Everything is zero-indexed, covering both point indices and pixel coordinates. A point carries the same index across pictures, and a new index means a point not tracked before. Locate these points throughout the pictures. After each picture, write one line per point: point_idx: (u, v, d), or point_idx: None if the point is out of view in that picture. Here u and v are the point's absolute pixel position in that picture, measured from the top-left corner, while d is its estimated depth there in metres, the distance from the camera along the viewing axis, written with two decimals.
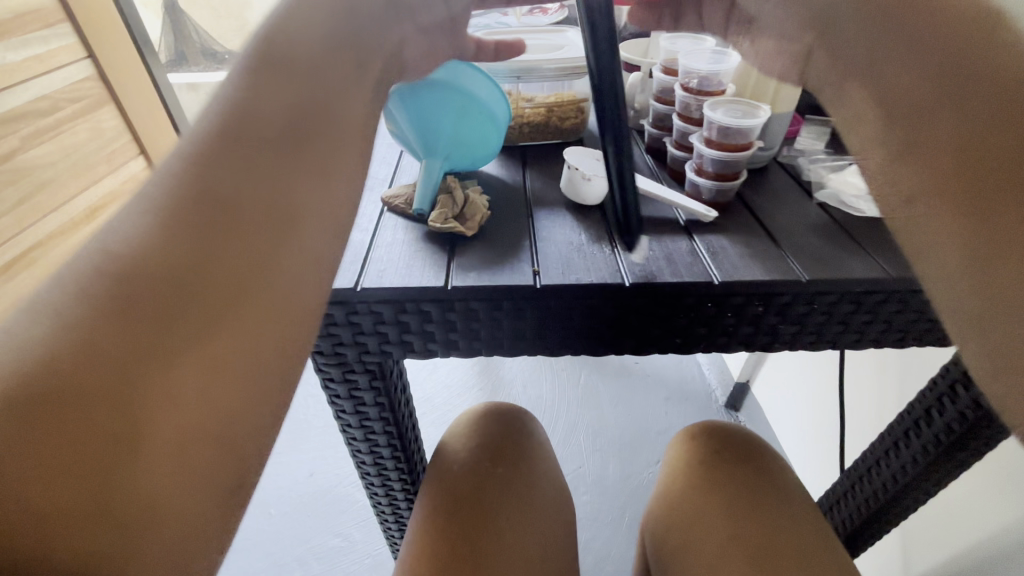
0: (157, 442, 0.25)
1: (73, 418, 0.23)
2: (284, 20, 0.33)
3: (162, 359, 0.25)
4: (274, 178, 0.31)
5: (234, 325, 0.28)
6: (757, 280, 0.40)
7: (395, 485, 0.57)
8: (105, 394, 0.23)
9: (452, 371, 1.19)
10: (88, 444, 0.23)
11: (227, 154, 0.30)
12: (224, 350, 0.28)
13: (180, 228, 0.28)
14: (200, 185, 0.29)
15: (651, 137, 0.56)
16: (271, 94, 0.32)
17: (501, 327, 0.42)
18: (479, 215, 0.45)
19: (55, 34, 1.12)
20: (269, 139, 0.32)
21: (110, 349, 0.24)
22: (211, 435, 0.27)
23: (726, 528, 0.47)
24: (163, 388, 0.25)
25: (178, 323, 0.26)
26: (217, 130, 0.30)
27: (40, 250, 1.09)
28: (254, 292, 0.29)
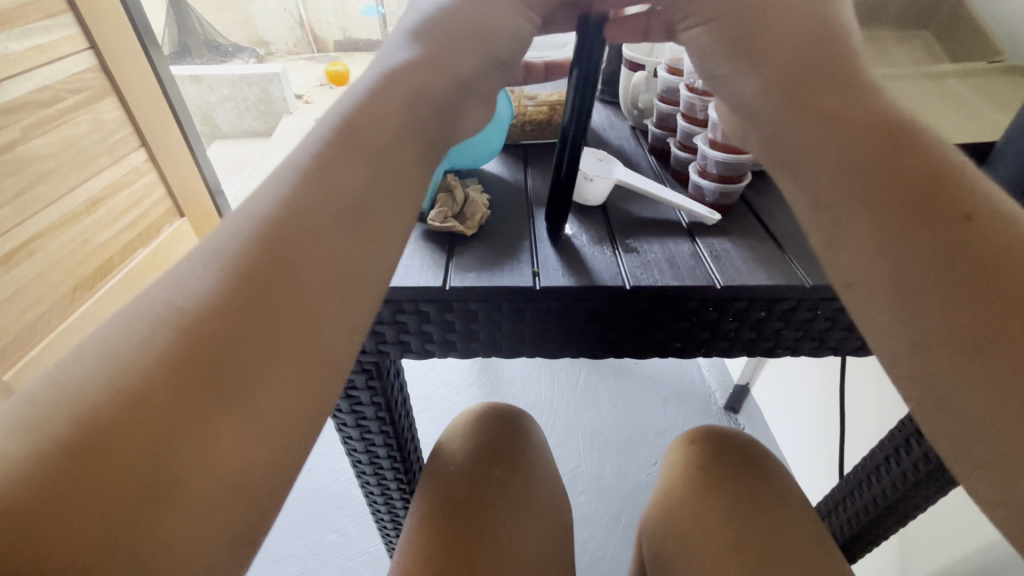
0: (188, 486, 0.24)
1: (114, 460, 0.23)
2: (361, 96, 0.34)
3: (212, 383, 0.26)
4: (332, 218, 0.31)
5: (277, 367, 0.27)
6: (760, 285, 0.39)
7: (391, 483, 0.56)
8: (144, 437, 0.24)
9: (450, 369, 1.19)
10: (122, 486, 0.23)
11: (310, 193, 0.31)
12: (264, 391, 0.27)
13: (257, 261, 0.28)
14: (261, 233, 0.29)
15: (654, 138, 0.56)
16: (343, 148, 0.32)
17: (501, 329, 0.41)
18: (480, 215, 0.45)
19: (58, 25, 1.11)
20: (330, 193, 0.31)
21: (155, 392, 0.24)
22: (240, 478, 0.25)
23: (726, 536, 0.46)
24: (200, 429, 0.25)
25: (221, 363, 0.26)
26: (293, 177, 0.31)
27: (40, 241, 1.08)
28: (301, 334, 0.28)
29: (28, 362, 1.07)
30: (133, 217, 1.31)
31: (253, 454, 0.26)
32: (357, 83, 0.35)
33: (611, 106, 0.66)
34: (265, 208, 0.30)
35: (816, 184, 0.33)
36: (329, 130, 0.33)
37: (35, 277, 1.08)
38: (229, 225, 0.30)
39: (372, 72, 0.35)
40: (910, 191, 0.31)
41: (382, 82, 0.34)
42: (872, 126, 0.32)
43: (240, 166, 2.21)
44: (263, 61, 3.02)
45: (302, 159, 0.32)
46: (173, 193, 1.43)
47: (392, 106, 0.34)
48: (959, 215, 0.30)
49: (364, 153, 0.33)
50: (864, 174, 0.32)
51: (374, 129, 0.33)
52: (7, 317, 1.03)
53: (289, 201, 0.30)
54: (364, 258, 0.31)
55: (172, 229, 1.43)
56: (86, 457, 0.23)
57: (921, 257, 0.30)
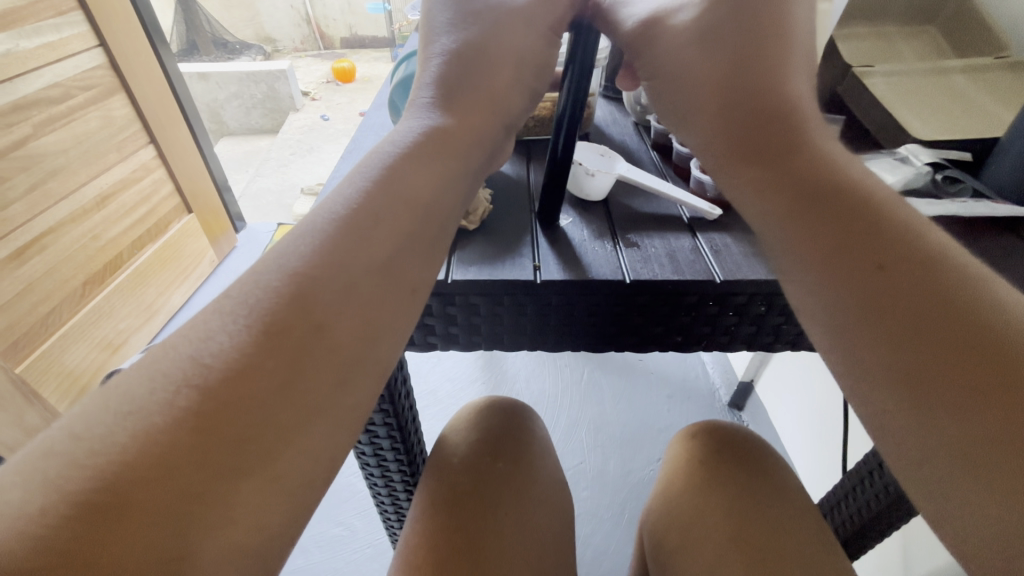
0: (214, 530, 0.23)
1: (139, 517, 0.22)
2: (409, 146, 0.36)
3: (240, 419, 0.25)
4: (365, 263, 0.31)
5: (303, 418, 0.27)
6: (759, 279, 0.39)
7: (395, 476, 0.57)
8: (172, 493, 0.22)
9: (455, 364, 1.20)
10: (146, 543, 0.21)
11: (346, 235, 0.31)
12: (289, 443, 0.26)
13: (290, 296, 0.28)
14: (295, 279, 0.29)
15: (657, 133, 0.56)
16: (382, 197, 0.33)
17: (502, 322, 0.42)
18: (482, 209, 0.45)
19: (68, 22, 1.12)
20: (379, 236, 0.32)
21: (182, 444, 0.23)
22: (257, 534, 0.24)
23: (727, 529, 0.47)
24: (227, 481, 0.24)
25: (248, 413, 0.25)
26: (330, 215, 0.32)
27: (51, 236, 1.10)
28: (327, 381, 0.28)
29: (40, 356, 1.09)
30: (141, 213, 1.33)
31: (274, 509, 0.25)
32: (402, 129, 0.38)
33: (614, 102, 0.66)
34: (301, 254, 0.30)
35: (763, 222, 0.35)
36: (370, 180, 0.34)
37: (46, 272, 1.09)
38: (259, 264, 0.30)
39: (413, 124, 0.38)
40: (838, 233, 0.32)
41: (427, 140, 0.37)
42: (806, 172, 0.34)
43: (247, 162, 2.23)
44: (269, 58, 3.04)
45: (340, 210, 0.32)
46: (181, 190, 1.44)
47: (430, 153, 0.36)
48: (871, 264, 0.30)
49: (405, 201, 0.34)
50: (802, 212, 0.33)
51: (411, 178, 0.35)
52: (20, 311, 1.04)
53: (326, 249, 0.30)
54: (398, 309, 0.32)
55: (180, 225, 1.45)
56: (110, 514, 0.21)
57: (849, 298, 0.30)
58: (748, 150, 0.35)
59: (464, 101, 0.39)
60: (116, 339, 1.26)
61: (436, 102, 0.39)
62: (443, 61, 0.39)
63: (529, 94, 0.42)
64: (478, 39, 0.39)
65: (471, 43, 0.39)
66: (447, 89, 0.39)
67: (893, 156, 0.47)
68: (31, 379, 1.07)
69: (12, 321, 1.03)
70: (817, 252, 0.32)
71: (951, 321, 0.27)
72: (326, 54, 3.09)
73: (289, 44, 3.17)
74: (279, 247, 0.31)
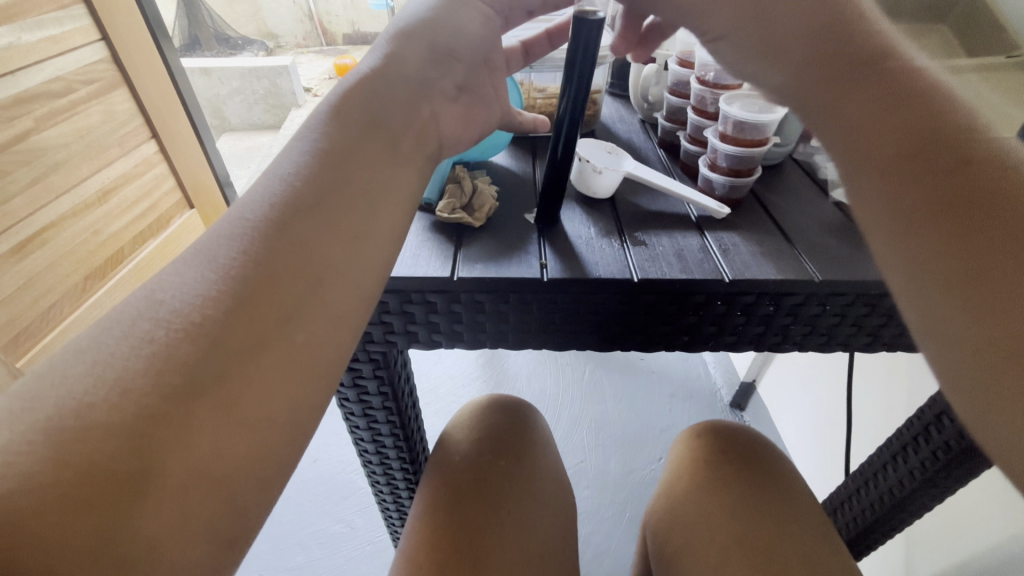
0: (168, 486, 0.23)
1: (82, 463, 0.22)
2: (365, 108, 0.34)
3: (204, 390, 0.25)
4: (332, 235, 0.30)
5: (263, 372, 0.27)
6: (768, 279, 0.39)
7: (396, 473, 0.57)
8: (115, 443, 0.22)
9: (457, 362, 1.20)
10: (91, 487, 0.22)
11: (317, 210, 0.30)
12: (251, 396, 0.26)
13: (258, 276, 0.28)
14: (266, 255, 0.28)
15: (664, 131, 0.55)
16: (344, 166, 0.32)
17: (507, 320, 0.41)
18: (488, 206, 0.44)
19: (70, 16, 1.11)
20: (328, 205, 0.31)
21: (161, 412, 0.23)
22: (222, 481, 0.25)
23: (732, 530, 0.46)
24: (180, 435, 0.24)
25: (214, 382, 0.25)
26: (298, 181, 0.31)
27: (52, 230, 1.09)
28: (289, 341, 0.28)
29: (40, 350, 1.08)
30: (142, 208, 1.32)
31: (241, 459, 0.25)
32: (327, 94, 0.36)
33: (620, 99, 0.65)
34: (250, 213, 0.30)
35: (838, 146, 0.34)
36: (307, 148, 0.32)
37: (47, 266, 1.09)
38: (218, 228, 0.30)
39: (344, 82, 0.35)
40: (909, 140, 0.31)
41: (381, 106, 0.34)
42: (895, 76, 0.31)
43: (249, 159, 2.22)
44: (271, 54, 3.02)
45: (289, 170, 0.32)
46: (183, 185, 1.44)
47: (359, 121, 0.34)
48: (956, 157, 0.29)
49: (341, 162, 0.32)
50: (877, 119, 0.32)
51: (359, 146, 0.33)
52: (20, 305, 1.04)
53: (266, 219, 0.29)
54: (364, 278, 0.31)
55: (181, 220, 1.44)
56: (50, 462, 0.21)
57: (914, 205, 0.30)
58: (827, 76, 0.34)
59: (408, 57, 0.36)
60: None
61: (397, 55, 0.36)
62: (390, 30, 0.37)
63: (466, 68, 0.39)
64: (428, 11, 0.37)
65: (416, 16, 0.37)
66: (407, 49, 0.36)
67: None
68: None
69: (12, 316, 1.03)
70: (883, 195, 0.31)
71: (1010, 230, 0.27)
72: (329, 51, 3.06)
73: (292, 40, 3.14)
74: (243, 210, 0.30)
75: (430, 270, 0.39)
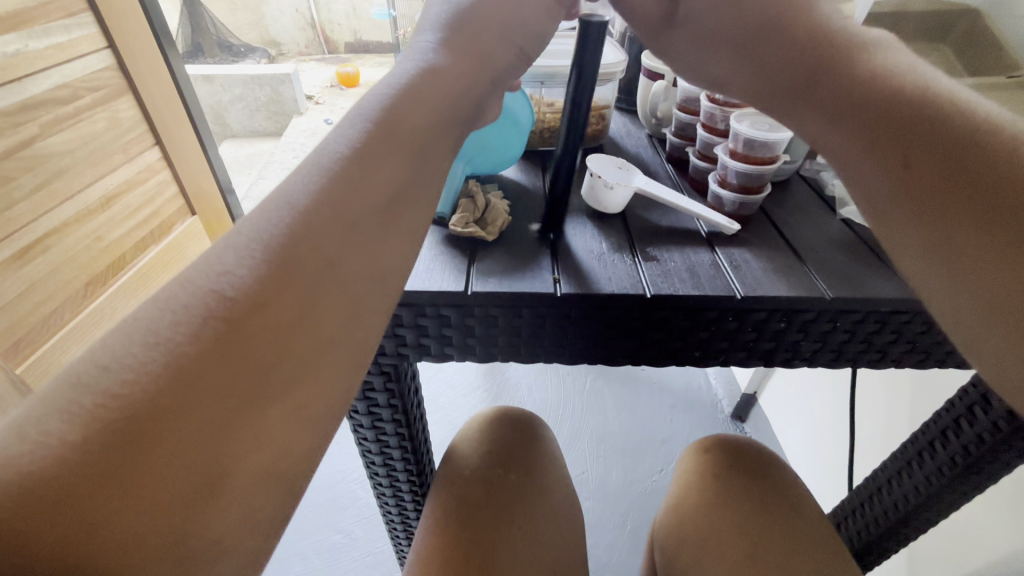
0: (232, 490, 0.24)
1: (154, 474, 0.22)
2: (402, 95, 0.33)
3: (252, 405, 0.25)
4: (368, 239, 0.30)
5: (325, 377, 0.28)
6: (781, 296, 0.39)
7: (403, 486, 0.56)
8: (185, 454, 0.23)
9: (458, 372, 1.20)
10: (168, 500, 0.23)
11: (356, 207, 0.30)
12: (303, 402, 0.27)
13: (283, 274, 0.27)
14: (290, 242, 0.28)
15: (672, 147, 0.56)
16: (391, 157, 0.32)
17: (520, 334, 0.41)
18: (500, 220, 0.45)
19: (77, 24, 1.12)
20: (371, 193, 0.31)
21: (216, 420, 0.24)
22: (283, 477, 0.26)
23: (742, 546, 0.46)
24: (242, 442, 0.25)
25: (251, 389, 0.25)
26: (332, 180, 0.30)
27: (55, 236, 1.09)
28: (346, 337, 0.29)
29: (39, 357, 1.08)
30: (145, 215, 1.32)
31: (297, 455, 0.27)
32: (396, 70, 0.35)
33: (626, 114, 0.66)
34: (295, 198, 0.29)
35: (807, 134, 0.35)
36: (362, 132, 0.32)
37: (49, 272, 1.08)
38: (256, 212, 0.29)
39: (412, 62, 0.35)
40: (867, 127, 0.32)
41: (427, 94, 0.34)
42: (848, 90, 0.33)
43: (250, 165, 2.23)
44: (272, 61, 3.03)
45: (338, 152, 0.31)
46: (184, 192, 1.44)
47: (428, 109, 0.34)
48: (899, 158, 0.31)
49: (401, 144, 0.32)
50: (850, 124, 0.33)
51: (411, 138, 0.33)
52: (20, 311, 1.04)
53: (321, 206, 0.29)
54: (396, 269, 0.32)
55: (183, 227, 1.44)
56: (119, 475, 0.22)
57: (881, 192, 0.32)
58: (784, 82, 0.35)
59: (466, 46, 0.36)
60: None
61: (442, 49, 0.36)
62: (447, 15, 0.37)
63: (516, 56, 0.39)
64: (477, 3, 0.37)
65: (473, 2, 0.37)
66: (454, 46, 0.36)
67: None
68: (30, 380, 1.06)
69: (12, 323, 1.02)
70: (870, 182, 0.32)
71: (986, 181, 0.29)
72: (330, 58, 3.09)
73: (293, 48, 3.16)
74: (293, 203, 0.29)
75: (444, 285, 0.39)
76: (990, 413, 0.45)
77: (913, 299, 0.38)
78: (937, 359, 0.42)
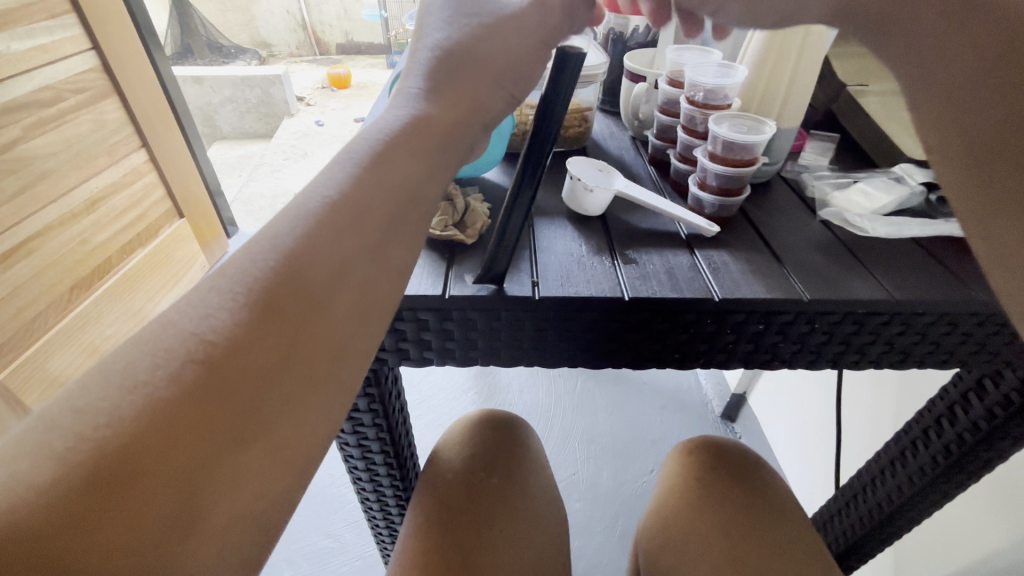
0: (212, 524, 0.23)
1: (127, 516, 0.21)
2: (391, 133, 0.32)
3: (237, 434, 0.24)
4: (363, 268, 0.29)
5: (310, 413, 0.26)
6: (758, 298, 0.39)
7: (387, 490, 0.56)
8: (167, 486, 0.22)
9: (448, 374, 1.19)
10: (142, 532, 0.21)
11: (345, 236, 0.29)
12: (289, 432, 0.26)
13: (268, 309, 0.26)
14: (276, 274, 0.27)
15: (655, 149, 0.56)
16: (380, 189, 0.30)
17: (499, 337, 0.41)
18: (480, 223, 0.44)
19: (60, 25, 1.11)
20: (361, 230, 0.29)
21: (196, 442, 0.23)
22: (262, 519, 0.25)
23: (724, 547, 0.46)
24: (227, 474, 0.24)
25: (234, 417, 0.24)
26: (309, 224, 0.28)
27: (38, 240, 1.08)
28: (335, 370, 0.28)
29: (23, 362, 1.06)
30: (131, 217, 1.31)
31: (278, 492, 0.25)
32: (385, 118, 0.33)
33: (610, 115, 0.66)
34: (281, 243, 0.28)
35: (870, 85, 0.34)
36: (350, 171, 0.31)
37: (32, 277, 1.07)
38: (241, 255, 0.28)
39: (395, 112, 0.33)
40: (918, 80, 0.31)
41: (415, 129, 0.32)
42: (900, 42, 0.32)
43: (240, 167, 2.21)
44: (263, 63, 3.02)
45: (326, 198, 0.29)
46: (172, 194, 1.43)
47: (419, 142, 0.32)
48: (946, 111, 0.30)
49: (391, 178, 0.31)
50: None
51: (402, 164, 0.31)
52: (4, 316, 1.02)
53: (312, 240, 0.28)
54: (388, 305, 0.30)
55: (171, 229, 1.43)
56: (98, 508, 0.21)
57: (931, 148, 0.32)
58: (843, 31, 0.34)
59: (453, 87, 0.34)
60: (103, 346, 1.24)
61: (428, 90, 0.34)
62: (434, 55, 0.34)
63: (509, 101, 0.36)
64: (471, 30, 0.34)
65: (461, 36, 0.34)
66: (442, 78, 0.34)
67: (888, 176, 0.50)
68: (14, 386, 1.04)
69: None
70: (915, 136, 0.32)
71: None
72: (321, 60, 3.07)
73: (284, 49, 3.15)
74: (279, 235, 0.28)
75: (422, 288, 0.39)
76: (971, 411, 0.46)
77: (888, 300, 0.39)
78: (916, 359, 0.42)
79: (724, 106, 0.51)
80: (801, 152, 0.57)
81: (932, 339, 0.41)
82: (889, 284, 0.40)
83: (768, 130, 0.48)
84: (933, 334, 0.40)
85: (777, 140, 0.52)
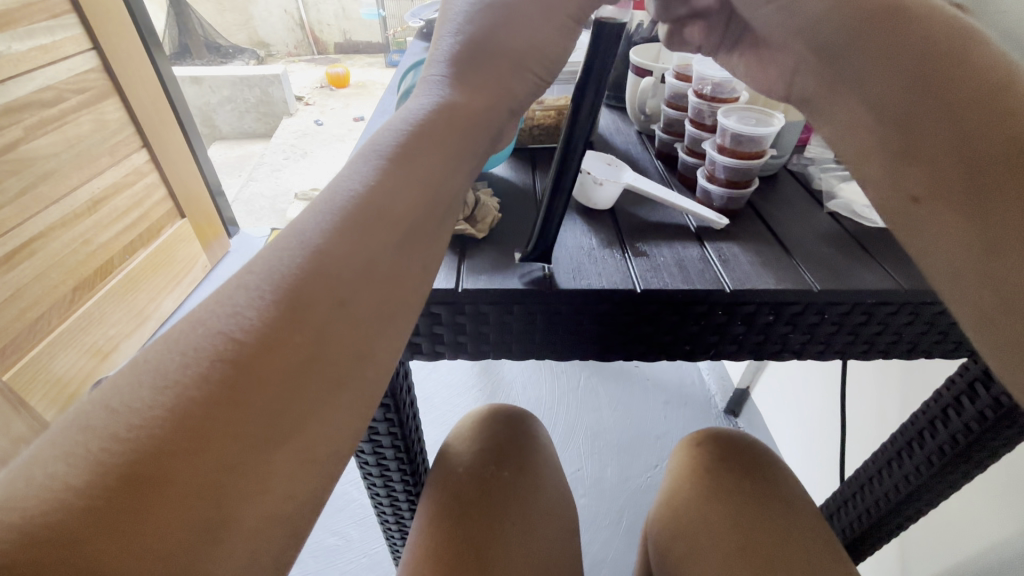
0: (244, 516, 0.23)
1: (161, 511, 0.21)
2: (416, 127, 0.32)
3: (268, 428, 0.24)
4: (388, 260, 0.29)
5: (336, 410, 0.26)
6: (768, 290, 0.39)
7: (397, 484, 0.56)
8: (194, 489, 0.22)
9: (452, 371, 1.20)
10: (175, 527, 0.21)
11: (372, 230, 0.29)
12: (319, 424, 0.26)
13: (301, 304, 0.26)
14: (307, 267, 0.27)
15: (661, 143, 0.56)
16: (404, 185, 0.31)
17: (511, 330, 0.42)
18: (490, 217, 0.45)
19: (61, 25, 1.11)
20: (387, 226, 0.30)
21: (227, 436, 0.23)
22: (287, 520, 0.25)
23: (734, 538, 0.47)
24: (256, 467, 0.24)
25: (265, 408, 0.24)
26: (334, 216, 0.29)
27: (40, 241, 1.08)
28: (358, 373, 0.27)
29: (27, 363, 1.06)
30: (133, 217, 1.31)
31: (302, 495, 0.25)
32: (409, 108, 0.34)
33: (616, 110, 0.66)
34: (308, 237, 0.28)
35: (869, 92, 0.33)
36: (377, 164, 0.31)
37: (35, 277, 1.07)
38: (270, 248, 0.28)
39: (423, 99, 0.34)
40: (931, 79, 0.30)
41: (439, 123, 0.33)
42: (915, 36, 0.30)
43: (240, 168, 2.21)
44: (262, 63, 3.01)
45: (352, 191, 0.30)
46: (174, 195, 1.43)
47: (443, 137, 0.33)
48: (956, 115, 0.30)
49: (416, 172, 0.31)
50: (890, 99, 0.32)
51: (426, 163, 0.32)
52: (8, 316, 1.02)
53: (337, 233, 0.28)
54: (414, 299, 0.30)
55: (172, 229, 1.43)
56: (124, 515, 0.21)
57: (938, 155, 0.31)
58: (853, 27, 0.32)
59: (479, 74, 0.34)
60: (107, 346, 1.24)
61: (453, 78, 0.34)
62: (456, 41, 0.34)
63: (536, 84, 0.36)
64: (495, 17, 0.34)
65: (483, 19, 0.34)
66: (467, 69, 0.34)
67: None
68: (17, 386, 1.04)
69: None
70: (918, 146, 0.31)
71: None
72: (319, 60, 3.08)
73: (282, 49, 3.15)
74: (310, 227, 0.28)
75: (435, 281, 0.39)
76: (978, 402, 0.46)
77: (898, 290, 0.39)
78: (924, 349, 0.43)
79: (732, 99, 0.51)
80: (807, 146, 0.57)
81: (941, 329, 0.41)
82: (898, 275, 0.40)
83: (776, 123, 0.48)
84: (941, 324, 0.41)
85: (784, 132, 0.52)
